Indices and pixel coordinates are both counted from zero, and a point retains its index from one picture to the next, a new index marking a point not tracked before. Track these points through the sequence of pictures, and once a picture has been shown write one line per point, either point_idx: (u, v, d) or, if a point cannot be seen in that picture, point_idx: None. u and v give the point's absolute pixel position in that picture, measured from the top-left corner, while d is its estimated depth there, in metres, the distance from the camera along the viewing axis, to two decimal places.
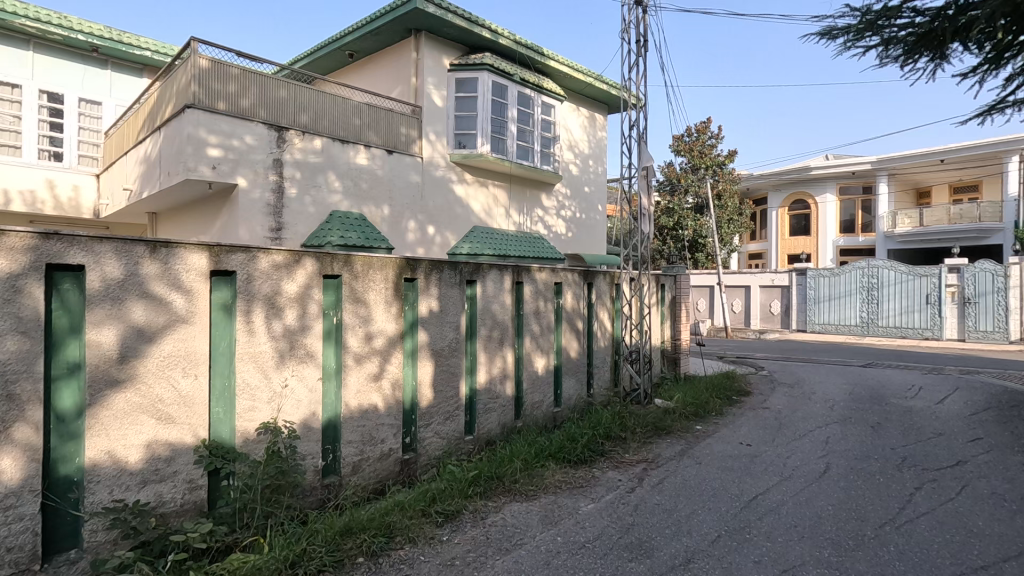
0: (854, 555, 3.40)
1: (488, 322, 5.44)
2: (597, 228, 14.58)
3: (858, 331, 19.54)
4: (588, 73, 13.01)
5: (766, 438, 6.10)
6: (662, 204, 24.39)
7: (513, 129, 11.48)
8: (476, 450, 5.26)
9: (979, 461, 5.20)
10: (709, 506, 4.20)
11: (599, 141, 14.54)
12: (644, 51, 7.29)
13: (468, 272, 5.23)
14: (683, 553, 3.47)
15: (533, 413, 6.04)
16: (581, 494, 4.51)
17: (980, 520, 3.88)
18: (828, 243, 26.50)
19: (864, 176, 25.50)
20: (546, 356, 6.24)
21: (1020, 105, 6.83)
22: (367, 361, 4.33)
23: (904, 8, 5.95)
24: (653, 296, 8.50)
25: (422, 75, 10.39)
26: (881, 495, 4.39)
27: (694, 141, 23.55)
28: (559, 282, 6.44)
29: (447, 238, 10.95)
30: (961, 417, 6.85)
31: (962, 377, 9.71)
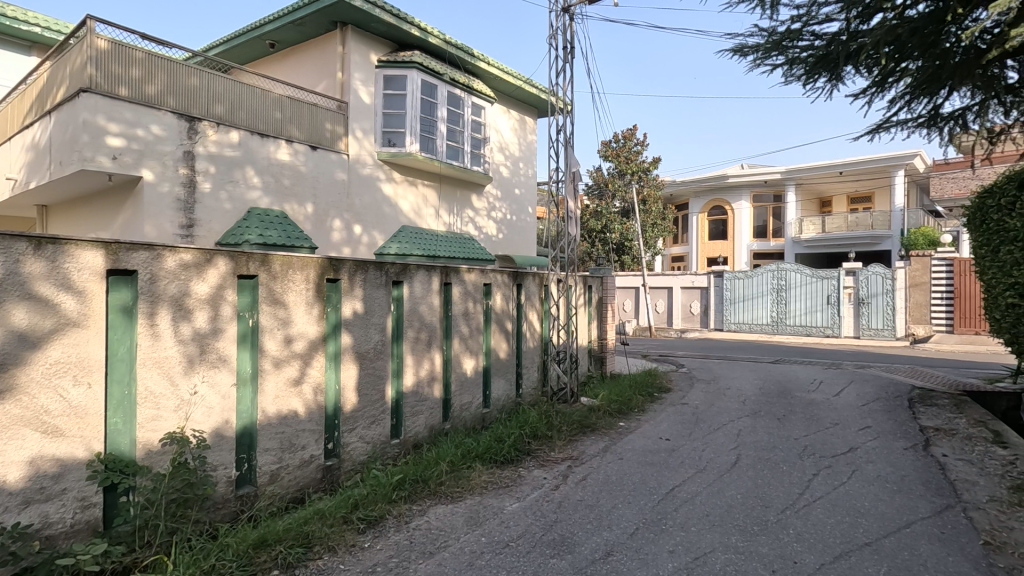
0: (757, 539, 3.64)
1: (415, 324, 5.37)
2: (527, 230, 14.76)
3: (769, 329, 20.98)
4: (517, 76, 13.15)
5: (683, 432, 6.41)
6: (591, 207, 25.14)
7: (443, 129, 11.38)
8: (403, 454, 5.18)
9: (868, 447, 5.73)
10: (629, 500, 4.35)
11: (529, 144, 14.72)
12: (570, 57, 7.44)
13: (395, 273, 5.14)
14: (603, 546, 3.58)
15: (461, 415, 6.01)
16: (506, 494, 4.55)
17: (866, 501, 4.28)
18: (743, 247, 28.24)
19: (774, 185, 27.42)
20: (475, 357, 6.24)
21: (902, 126, 7.60)
22: (287, 366, 4.16)
23: (805, 31, 6.45)
24: (580, 297, 8.72)
25: (348, 70, 10.10)
26: (783, 481, 4.76)
27: (621, 147, 24.49)
28: (488, 283, 6.45)
29: (375, 238, 10.68)
30: (854, 407, 7.53)
31: (855, 371, 10.64)
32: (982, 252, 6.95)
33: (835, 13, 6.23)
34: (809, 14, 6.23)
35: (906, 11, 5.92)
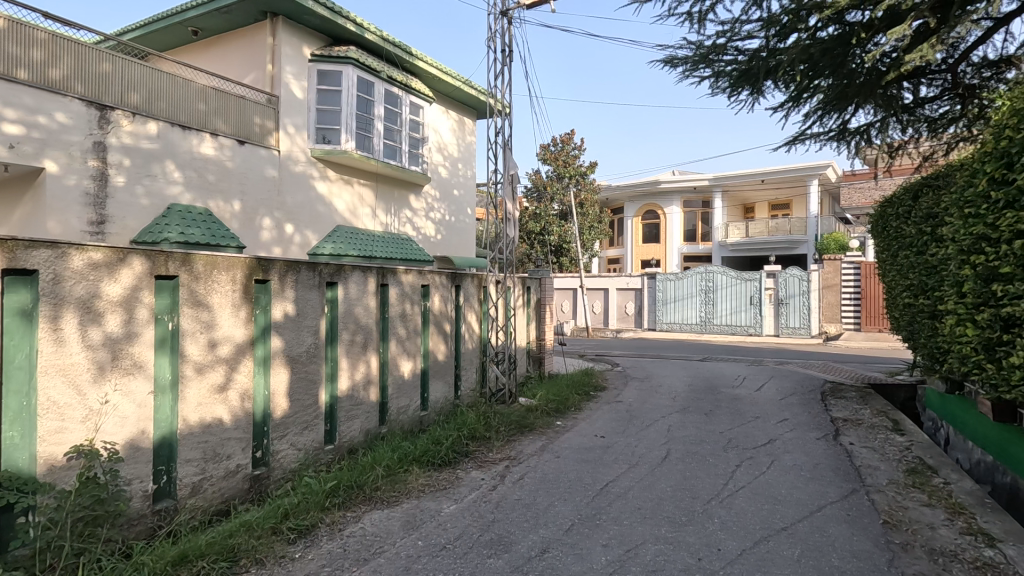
0: (686, 529, 3.81)
1: (350, 326, 5.23)
2: (466, 231, 14.73)
3: (698, 329, 21.97)
4: (456, 77, 13.11)
5: (617, 429, 6.61)
6: (530, 209, 25.44)
7: (380, 127, 11.16)
8: (337, 460, 5.03)
9: (785, 438, 6.13)
10: (565, 498, 4.43)
11: (468, 145, 14.70)
12: (509, 61, 7.50)
13: (328, 274, 4.99)
14: (539, 544, 3.63)
15: (399, 418, 5.91)
16: (444, 496, 4.51)
17: (783, 488, 4.57)
18: (674, 250, 29.44)
19: (703, 191, 28.78)
20: (412, 360, 6.16)
21: (815, 138, 8.19)
22: (210, 371, 3.94)
23: (729, 47, 6.83)
24: (518, 298, 8.79)
25: (279, 63, 9.70)
26: (709, 472, 5.01)
27: (559, 150, 24.96)
28: (426, 284, 6.39)
29: (308, 238, 10.30)
30: (774, 401, 8.03)
31: (775, 368, 11.35)
32: (885, 257, 7.60)
33: (755, 31, 6.63)
34: (732, 30, 6.60)
35: (817, 33, 6.40)
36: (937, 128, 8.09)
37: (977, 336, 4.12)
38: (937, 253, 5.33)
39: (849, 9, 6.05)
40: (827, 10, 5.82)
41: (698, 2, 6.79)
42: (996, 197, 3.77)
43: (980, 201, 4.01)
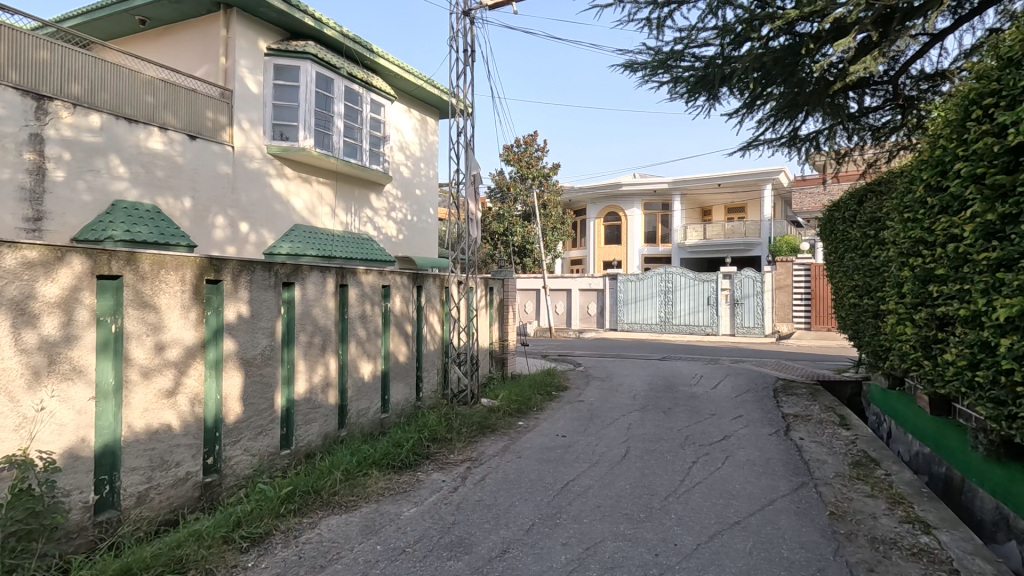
0: (644, 525, 3.88)
1: (307, 328, 5.11)
2: (428, 231, 14.62)
3: (657, 329, 22.41)
4: (418, 75, 12.99)
5: (578, 428, 6.68)
6: (493, 210, 25.48)
7: (339, 125, 10.95)
8: (294, 464, 4.90)
9: (739, 434, 6.33)
10: (526, 498, 4.44)
11: (430, 145, 14.59)
12: (471, 61, 7.48)
13: (285, 274, 4.86)
14: (500, 544, 3.63)
15: (358, 421, 5.81)
16: (404, 499, 4.46)
17: (737, 483, 4.71)
18: (635, 252, 29.96)
19: (663, 194, 29.43)
20: (372, 361, 6.06)
21: (768, 144, 8.48)
22: (158, 375, 3.77)
23: (686, 53, 6.99)
24: (481, 299, 8.77)
25: (233, 56, 9.39)
26: (666, 469, 5.12)
27: (522, 152, 25.07)
28: (387, 284, 6.31)
29: (264, 237, 10.01)
30: (729, 399, 8.28)
31: (730, 366, 11.70)
32: (833, 259, 7.93)
33: (711, 39, 6.81)
34: (689, 37, 6.76)
35: (769, 43, 6.63)
36: (880, 136, 8.50)
37: (916, 334, 4.35)
38: (879, 255, 5.60)
39: (799, 21, 6.28)
40: (778, 20, 6.03)
41: (657, 8, 6.93)
42: (931, 203, 3.98)
43: (918, 206, 4.24)
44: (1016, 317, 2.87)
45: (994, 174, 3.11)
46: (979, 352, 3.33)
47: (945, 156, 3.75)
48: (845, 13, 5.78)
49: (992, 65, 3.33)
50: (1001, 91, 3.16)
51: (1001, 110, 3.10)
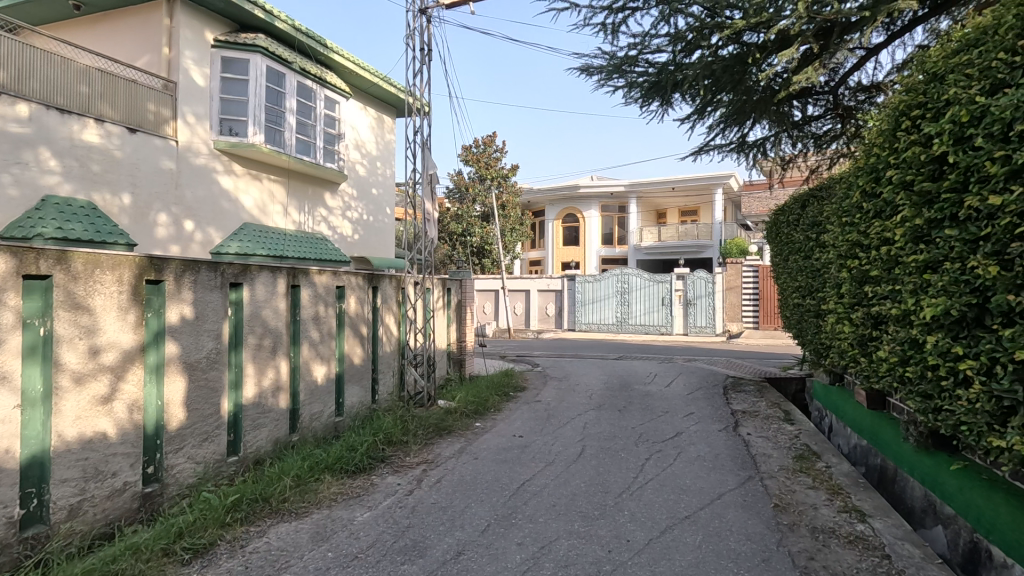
0: (597, 523, 3.93)
1: (256, 330, 4.94)
2: (384, 232, 14.40)
3: (614, 329, 22.80)
4: (374, 72, 12.81)
5: (535, 428, 6.72)
6: (451, 210, 25.38)
7: (292, 121, 10.66)
8: (242, 471, 4.73)
9: (691, 431, 6.50)
10: (481, 499, 4.44)
11: (387, 144, 14.38)
12: (428, 59, 7.42)
13: (232, 274, 4.68)
14: (455, 546, 3.61)
15: (311, 425, 5.66)
16: (357, 504, 4.37)
17: (688, 479, 4.84)
18: (593, 253, 30.40)
19: (619, 197, 29.99)
20: (326, 364, 5.92)
21: (718, 150, 8.76)
22: (92, 381, 3.57)
23: (640, 59, 7.14)
24: (438, 300, 8.71)
25: (177, 46, 9.00)
26: (620, 467, 5.21)
27: (480, 152, 25.05)
28: (341, 285, 6.17)
29: (210, 235, 9.62)
30: (682, 396, 8.51)
31: (684, 365, 12.02)
32: (778, 261, 8.25)
33: (664, 45, 6.98)
34: (643, 43, 6.91)
35: (719, 51, 6.85)
36: (822, 144, 8.91)
37: (854, 332, 4.58)
38: (820, 257, 5.87)
39: (747, 31, 6.51)
40: (727, 29, 6.23)
41: (612, 13, 7.05)
42: (866, 208, 4.20)
43: (855, 211, 4.46)
44: (941, 316, 3.04)
45: (921, 181, 3.31)
46: (909, 349, 3.52)
47: (879, 163, 3.96)
48: (788, 25, 6.03)
49: (920, 79, 3.54)
50: (928, 104, 3.36)
51: (928, 121, 3.29)
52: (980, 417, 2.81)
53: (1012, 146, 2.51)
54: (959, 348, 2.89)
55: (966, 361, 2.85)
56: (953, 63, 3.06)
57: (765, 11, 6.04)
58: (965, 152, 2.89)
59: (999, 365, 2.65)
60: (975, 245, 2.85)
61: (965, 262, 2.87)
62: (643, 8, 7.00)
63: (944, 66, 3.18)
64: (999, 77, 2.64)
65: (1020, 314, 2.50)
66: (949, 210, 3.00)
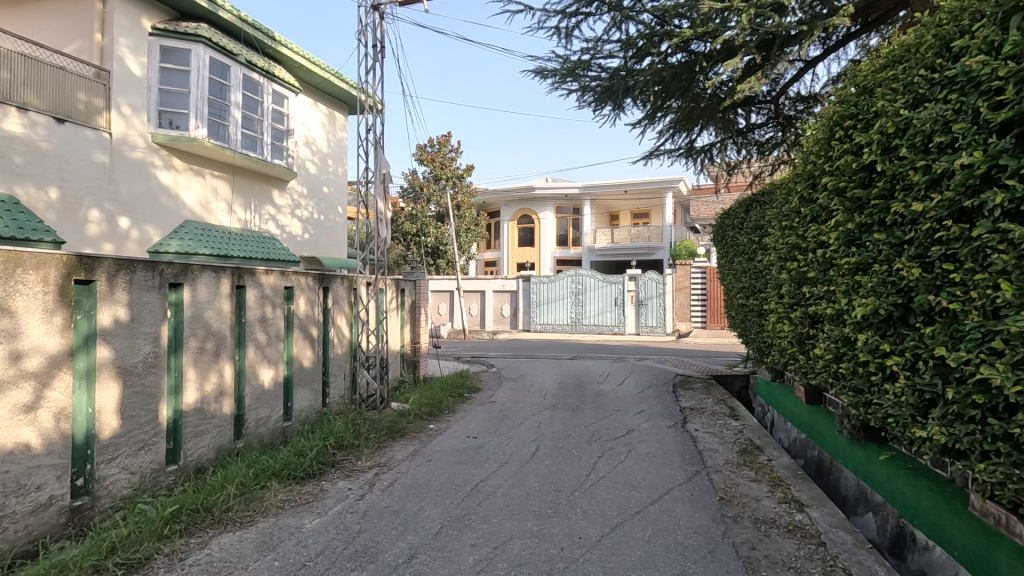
0: (550, 521, 3.97)
1: (198, 332, 4.72)
2: (336, 231, 14.07)
3: (568, 329, 23.08)
4: (325, 68, 12.52)
5: (490, 429, 6.72)
6: (406, 210, 25.10)
7: (237, 115, 10.28)
8: (183, 481, 4.51)
9: (641, 428, 6.66)
10: (434, 501, 4.39)
11: (339, 141, 14.07)
12: (380, 56, 7.30)
13: (172, 274, 4.47)
14: (407, 550, 3.55)
15: (257, 431, 5.46)
16: (305, 511, 4.25)
17: (639, 475, 4.95)
18: (548, 255, 30.69)
19: (574, 199, 30.41)
20: (274, 367, 5.73)
21: (668, 154, 9.01)
22: (12, 389, 3.32)
23: (592, 63, 7.26)
24: (392, 301, 8.58)
25: (110, 33, 8.52)
26: (573, 465, 5.27)
27: (436, 152, 24.89)
28: (289, 286, 5.99)
29: (148, 233, 9.13)
30: (633, 395, 8.70)
31: (636, 364, 12.30)
32: (724, 263, 8.57)
33: (616, 51, 7.13)
34: (595, 48, 7.04)
35: (668, 59, 7.05)
36: (765, 151, 9.32)
37: (793, 331, 4.81)
38: (762, 259, 6.14)
39: (694, 40, 6.73)
40: (676, 37, 6.42)
41: (565, 18, 7.15)
42: (805, 213, 4.41)
43: (794, 215, 4.69)
44: (871, 315, 3.23)
45: (854, 187, 3.50)
46: (843, 347, 3.72)
47: (815, 171, 4.18)
48: (733, 36, 6.26)
49: (852, 92, 3.75)
50: (859, 115, 3.57)
51: (858, 132, 3.50)
52: (905, 410, 2.99)
53: (931, 156, 2.69)
54: (886, 345, 3.08)
55: (893, 357, 3.04)
56: (882, 77, 3.26)
57: (711, 22, 6.28)
58: (891, 161, 3.08)
59: (921, 360, 2.83)
60: (900, 249, 3.04)
61: (891, 264, 3.05)
62: (595, 14, 7.13)
63: (874, 80, 3.39)
64: (920, 91, 2.83)
65: (939, 312, 2.69)
66: (878, 215, 3.19)
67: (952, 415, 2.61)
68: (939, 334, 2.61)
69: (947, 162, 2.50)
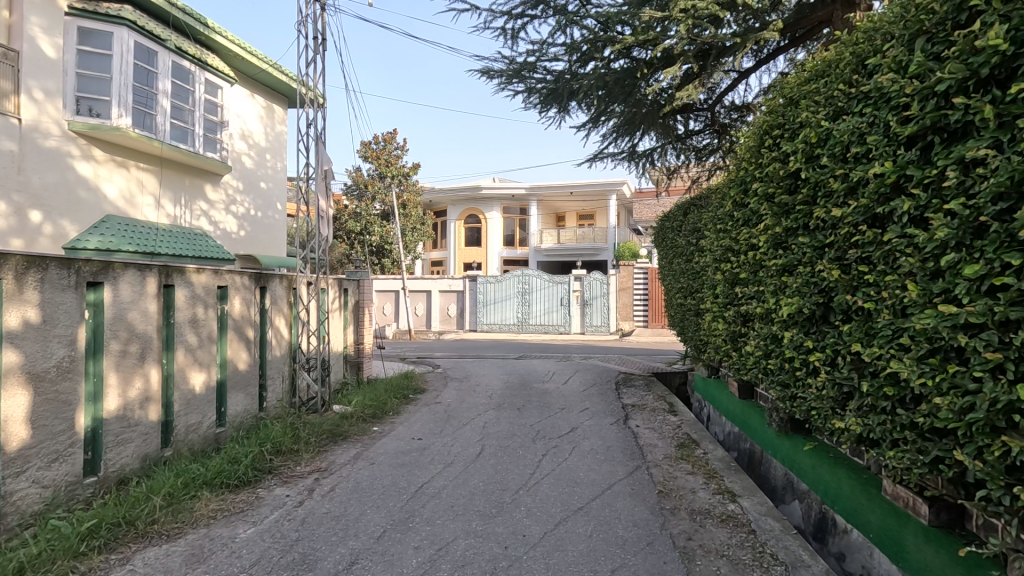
0: (494, 520, 3.98)
1: (121, 335, 4.43)
2: (274, 228, 13.55)
3: (515, 328, 23.22)
4: (262, 58, 12.03)
5: (435, 430, 6.66)
6: (349, 207, 24.56)
7: (165, 104, 9.72)
8: (103, 493, 4.21)
9: (585, 425, 6.78)
10: (377, 505, 4.31)
11: (278, 135, 13.56)
12: (321, 49, 7.07)
13: (90, 272, 4.16)
14: (348, 556, 3.47)
15: (187, 438, 5.17)
16: (239, 520, 4.07)
17: (582, 471, 5.05)
18: (495, 255, 30.75)
19: (520, 199, 30.61)
20: (206, 371, 5.45)
21: (612, 157, 9.23)
22: None
23: (538, 65, 7.34)
24: (334, 301, 8.35)
25: (19, 10, 7.86)
26: (518, 464, 5.31)
27: (381, 149, 24.40)
28: (223, 285, 5.72)
29: (64, 228, 8.47)
30: (578, 393, 8.85)
31: (580, 362, 12.53)
32: (664, 264, 8.86)
33: (561, 54, 7.24)
34: (541, 50, 7.12)
35: (611, 64, 7.23)
36: (702, 156, 9.70)
37: (727, 328, 5.04)
38: (699, 260, 6.40)
39: (635, 47, 6.93)
40: (618, 44, 6.58)
41: (511, 19, 7.20)
42: (737, 217, 4.62)
43: (727, 219, 4.91)
44: (796, 314, 3.44)
45: (781, 193, 3.70)
46: (771, 344, 3.94)
47: (747, 177, 4.41)
48: (672, 44, 6.48)
49: (779, 103, 3.97)
50: (785, 125, 3.79)
51: (785, 141, 3.71)
52: (826, 402, 3.19)
53: (849, 165, 2.89)
54: (810, 342, 3.29)
55: (816, 353, 3.24)
56: (806, 90, 3.47)
57: (652, 30, 6.48)
58: (814, 169, 3.28)
59: (840, 356, 3.03)
60: (822, 251, 3.24)
61: (814, 266, 3.26)
62: (541, 17, 7.21)
63: (799, 92, 3.60)
64: (840, 104, 3.02)
65: (856, 311, 2.88)
66: (802, 219, 3.39)
67: (866, 407, 2.81)
68: (856, 331, 2.81)
69: (862, 171, 2.70)
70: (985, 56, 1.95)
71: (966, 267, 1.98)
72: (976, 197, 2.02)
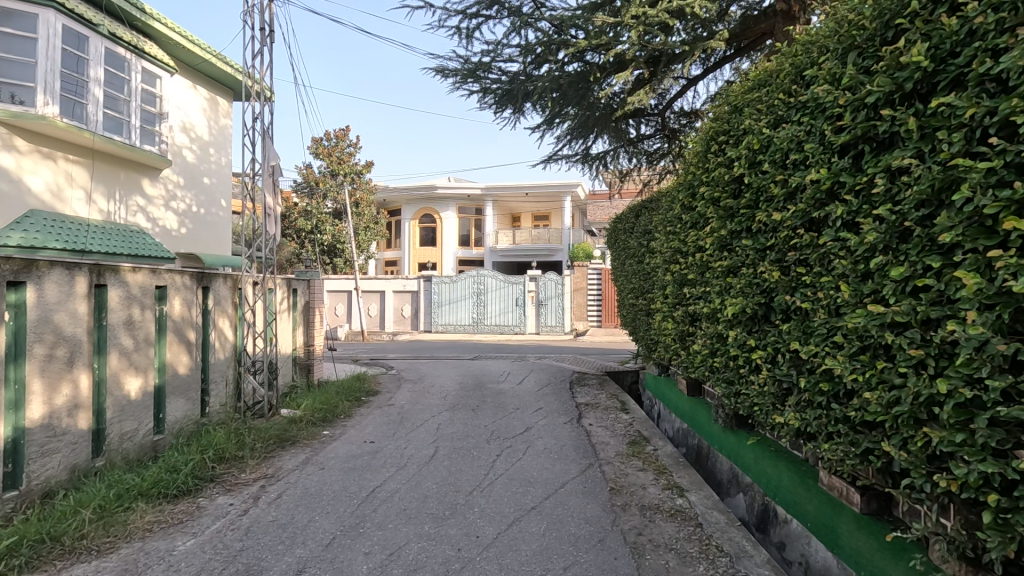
0: (448, 522, 3.95)
1: (46, 338, 4.14)
2: (218, 225, 13.00)
3: (470, 329, 23.15)
4: (205, 48, 11.53)
5: (387, 432, 6.55)
6: (299, 205, 23.91)
7: (97, 93, 9.16)
8: (25, 508, 3.93)
9: (539, 425, 6.83)
10: (326, 511, 4.20)
11: (222, 128, 13.01)
12: (268, 40, 6.82)
13: (11, 271, 3.87)
14: (295, 565, 3.37)
15: (121, 447, 4.88)
16: (178, 531, 3.88)
17: (535, 471, 5.08)
18: (450, 255, 30.56)
19: (476, 199, 30.53)
20: (142, 376, 5.16)
21: (566, 159, 9.34)
22: None
23: (493, 66, 7.35)
24: (282, 301, 8.08)
25: None
26: (472, 465, 5.28)
27: (332, 146, 23.79)
28: (161, 285, 5.43)
29: None
30: (533, 392, 8.91)
31: (535, 362, 12.61)
32: (617, 264, 9.02)
33: (515, 55, 7.26)
34: (495, 51, 7.12)
35: (565, 67, 7.31)
36: (653, 160, 9.94)
37: (675, 328, 5.18)
38: (649, 261, 6.56)
39: (589, 51, 7.03)
40: (573, 47, 6.67)
41: (466, 19, 7.17)
42: (686, 219, 4.76)
43: (676, 222, 5.05)
44: (740, 314, 3.57)
45: (726, 198, 3.84)
46: (717, 342, 4.08)
47: (695, 181, 4.54)
48: (624, 50, 6.62)
49: (725, 109, 4.11)
50: (730, 131, 3.93)
51: (730, 147, 3.85)
52: (767, 398, 3.33)
53: (788, 171, 3.02)
54: (752, 340, 3.42)
55: (758, 350, 3.37)
56: (750, 98, 3.61)
57: (604, 35, 6.58)
58: (756, 175, 3.42)
59: (780, 354, 3.16)
60: (763, 253, 3.38)
61: (756, 267, 3.39)
62: (495, 17, 7.21)
63: (743, 99, 3.74)
64: (779, 112, 3.16)
65: (795, 311, 3.02)
66: (746, 223, 3.53)
67: (804, 402, 2.95)
68: (794, 330, 2.94)
69: (800, 177, 2.82)
70: (909, 71, 2.08)
71: (892, 269, 2.11)
72: (901, 204, 2.14)
